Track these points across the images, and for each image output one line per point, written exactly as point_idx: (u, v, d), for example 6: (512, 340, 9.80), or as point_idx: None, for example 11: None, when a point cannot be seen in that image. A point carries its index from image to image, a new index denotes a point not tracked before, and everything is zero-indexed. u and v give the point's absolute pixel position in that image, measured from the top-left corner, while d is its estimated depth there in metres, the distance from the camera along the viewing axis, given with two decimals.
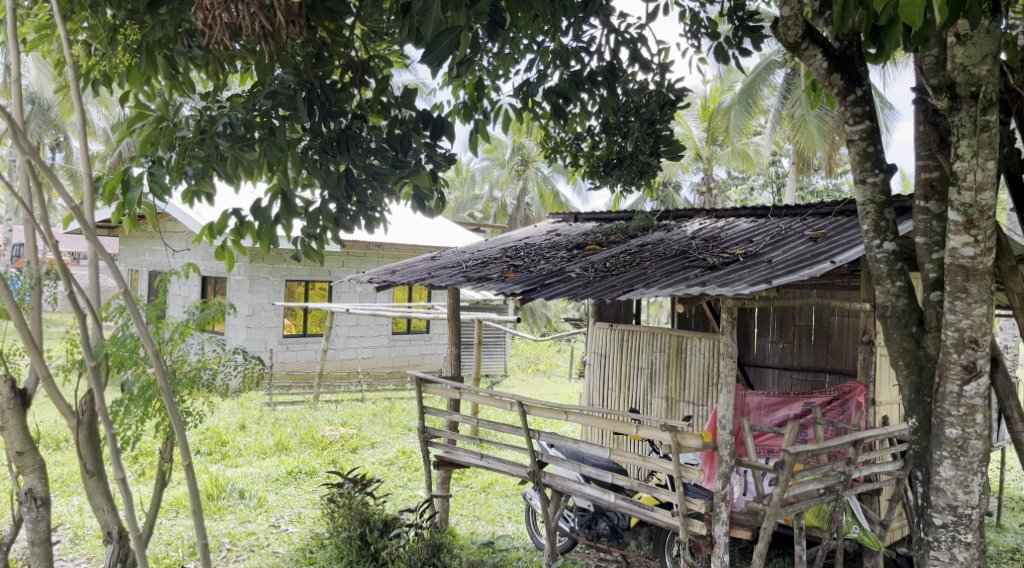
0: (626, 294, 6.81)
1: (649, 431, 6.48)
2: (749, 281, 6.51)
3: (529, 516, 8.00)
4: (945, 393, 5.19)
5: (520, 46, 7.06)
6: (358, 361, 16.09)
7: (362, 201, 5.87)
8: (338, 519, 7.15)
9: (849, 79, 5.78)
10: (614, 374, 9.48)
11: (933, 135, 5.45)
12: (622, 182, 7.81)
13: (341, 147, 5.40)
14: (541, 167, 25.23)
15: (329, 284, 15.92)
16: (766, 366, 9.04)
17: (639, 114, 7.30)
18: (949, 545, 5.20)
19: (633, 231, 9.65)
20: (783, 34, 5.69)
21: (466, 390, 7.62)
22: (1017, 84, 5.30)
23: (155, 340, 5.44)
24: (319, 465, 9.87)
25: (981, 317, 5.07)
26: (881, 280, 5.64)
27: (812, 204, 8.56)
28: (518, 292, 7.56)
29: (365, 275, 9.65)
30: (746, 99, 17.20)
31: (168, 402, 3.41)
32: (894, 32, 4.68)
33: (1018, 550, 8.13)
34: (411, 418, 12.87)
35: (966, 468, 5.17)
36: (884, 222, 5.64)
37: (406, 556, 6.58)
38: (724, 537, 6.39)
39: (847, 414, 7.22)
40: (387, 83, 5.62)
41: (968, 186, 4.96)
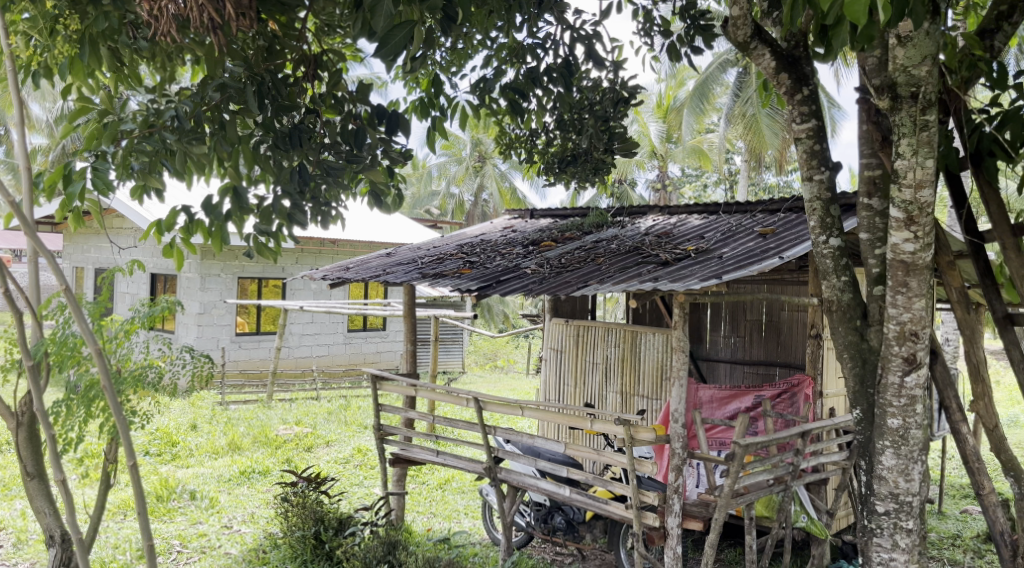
0: (580, 291, 6.85)
1: (603, 425, 6.56)
2: (699, 277, 6.60)
3: (486, 512, 8.05)
4: (887, 383, 5.34)
5: (474, 42, 7.10)
6: (313, 359, 16.03)
7: (316, 198, 5.81)
8: (292, 518, 7.13)
9: (797, 78, 5.88)
10: (570, 369, 9.56)
11: (876, 134, 5.58)
12: (577, 178, 7.87)
13: (293, 141, 5.44)
14: (497, 163, 25.32)
15: (283, 281, 15.81)
16: (719, 360, 9.19)
17: (594, 110, 7.44)
18: (891, 532, 5.35)
19: (588, 228, 9.73)
20: (732, 33, 5.85)
21: (423, 387, 7.63)
22: (955, 85, 5.41)
23: (98, 338, 5.44)
24: (273, 465, 9.83)
25: (921, 311, 5.23)
26: (826, 276, 5.77)
27: (761, 201, 8.71)
28: (473, 288, 7.59)
29: (318, 272, 9.60)
30: (699, 98, 17.41)
31: (112, 403, 3.28)
32: (841, 30, 4.72)
33: (958, 536, 8.38)
34: (366, 416, 12.85)
35: (907, 456, 5.32)
36: (830, 219, 5.77)
37: (360, 555, 6.59)
38: (676, 528, 6.52)
39: (796, 406, 7.43)
40: (340, 79, 5.70)
41: (908, 184, 5.11)
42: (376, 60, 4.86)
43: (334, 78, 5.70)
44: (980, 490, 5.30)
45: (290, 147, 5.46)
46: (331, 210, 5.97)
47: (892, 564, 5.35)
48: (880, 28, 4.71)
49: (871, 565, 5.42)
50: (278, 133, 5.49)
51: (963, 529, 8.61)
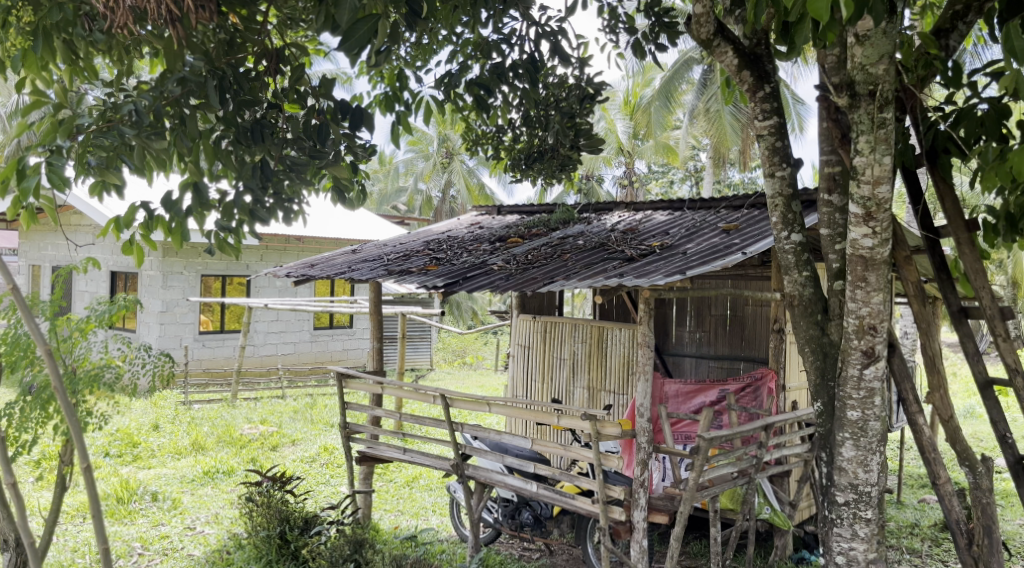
0: (546, 287, 6.88)
1: (569, 420, 6.59)
2: (664, 273, 6.65)
3: (453, 509, 8.07)
4: (846, 376, 5.44)
5: (439, 37, 7.11)
6: (278, 357, 15.94)
7: (279, 193, 5.72)
8: (256, 518, 7.08)
9: (759, 76, 5.95)
10: (538, 365, 9.60)
11: (835, 131, 5.66)
12: (544, 174, 7.89)
13: (255, 136, 5.45)
14: (465, 160, 25.31)
15: (247, 278, 15.68)
16: (684, 355, 9.27)
17: (560, 107, 7.46)
18: (851, 521, 5.44)
19: (555, 224, 9.77)
20: (696, 30, 5.90)
21: (390, 384, 7.62)
22: (912, 83, 5.50)
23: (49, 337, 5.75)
24: (238, 465, 9.77)
25: (880, 305, 5.32)
26: (788, 271, 5.85)
27: (725, 197, 8.79)
28: (440, 285, 7.59)
29: (283, 269, 9.54)
30: (664, 96, 17.53)
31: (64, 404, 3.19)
32: (802, 28, 4.76)
33: (916, 525, 8.54)
34: (333, 414, 12.79)
35: (866, 448, 5.41)
36: (791, 214, 5.85)
37: (326, 555, 6.57)
38: (642, 522, 6.58)
39: (759, 400, 7.53)
40: (302, 74, 5.61)
41: (867, 180, 5.18)
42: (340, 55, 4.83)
43: (297, 73, 5.66)
44: (937, 479, 5.40)
45: (252, 143, 5.48)
46: (294, 204, 5.92)
47: (852, 553, 5.43)
48: (841, 25, 4.76)
49: (832, 554, 5.51)
50: (240, 127, 5.47)
51: (921, 518, 8.77)
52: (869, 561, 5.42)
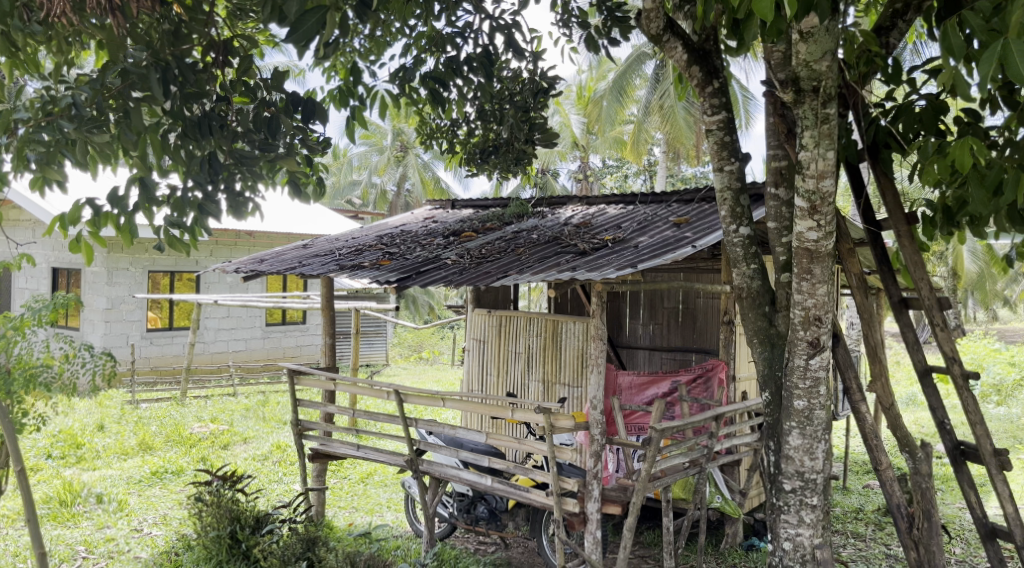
0: (500, 281, 6.90)
1: (524, 414, 6.62)
2: (616, 266, 6.71)
3: (408, 505, 8.06)
4: (792, 366, 5.54)
5: (392, 30, 7.09)
6: (229, 354, 15.78)
7: (230, 187, 5.53)
8: (206, 518, 7.00)
9: (708, 71, 6.02)
10: (493, 359, 9.62)
11: (782, 126, 5.75)
12: (499, 169, 7.91)
13: (202, 130, 5.37)
14: (420, 153, 25.23)
15: (196, 275, 15.48)
16: (638, 347, 9.36)
17: (514, 100, 7.47)
18: (797, 508, 5.55)
19: (509, 218, 9.79)
20: (646, 25, 5.97)
21: (344, 380, 7.57)
22: (854, 80, 5.61)
23: None
24: (187, 464, 9.67)
25: (824, 296, 5.43)
26: (736, 263, 5.93)
27: (677, 191, 8.89)
28: (393, 280, 7.57)
29: (232, 264, 9.42)
30: (617, 90, 17.64)
31: None
32: (750, 25, 4.88)
33: (861, 511, 8.75)
34: (285, 412, 12.74)
35: (812, 436, 5.52)
36: (739, 208, 5.93)
37: (279, 553, 6.53)
38: (596, 513, 6.63)
39: (710, 391, 7.64)
40: (251, 64, 5.51)
41: (811, 174, 5.28)
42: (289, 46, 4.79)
43: (245, 64, 5.57)
44: (879, 465, 5.52)
45: (201, 136, 5.39)
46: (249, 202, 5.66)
47: (798, 539, 5.54)
48: (787, 23, 4.85)
49: (779, 541, 5.60)
50: (188, 121, 5.40)
51: (865, 503, 8.99)
52: (814, 547, 5.53)
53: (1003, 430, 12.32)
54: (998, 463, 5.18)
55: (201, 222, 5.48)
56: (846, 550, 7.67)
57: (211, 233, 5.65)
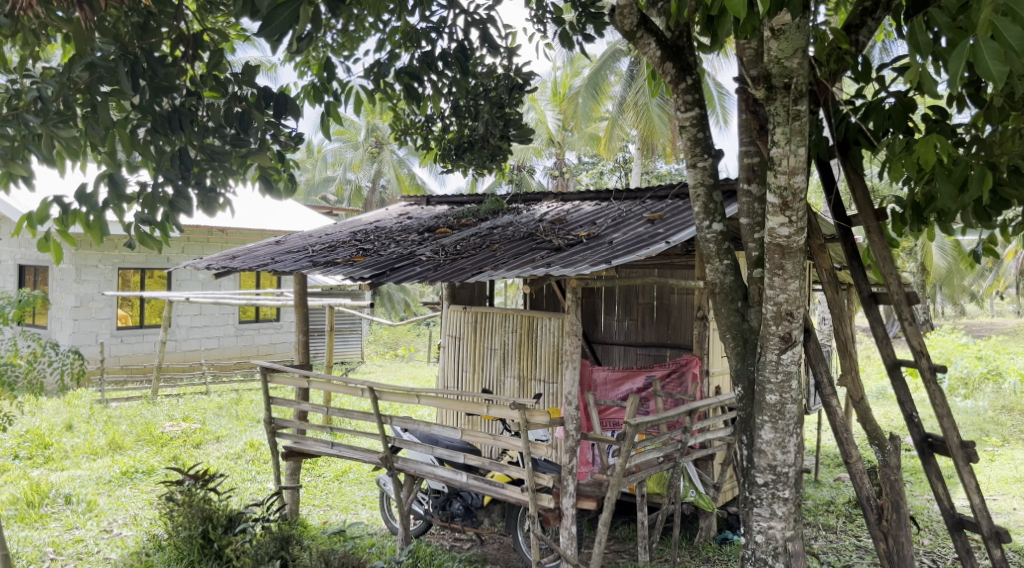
0: (475, 277, 6.89)
1: (499, 410, 6.61)
2: (590, 262, 6.72)
3: (383, 502, 8.04)
4: (764, 361, 5.57)
5: (365, 24, 7.05)
6: (201, 352, 15.66)
7: (201, 183, 5.40)
8: (177, 518, 6.94)
9: (681, 68, 6.03)
10: (468, 355, 9.61)
11: (754, 123, 5.78)
12: (474, 165, 7.89)
13: (174, 125, 5.28)
14: (395, 149, 25.13)
15: (167, 272, 15.34)
16: (613, 343, 9.38)
17: (489, 96, 7.45)
18: (769, 501, 5.59)
19: (484, 215, 9.78)
20: (619, 22, 5.98)
21: (318, 378, 7.52)
22: (825, 78, 5.64)
23: None
24: (158, 463, 9.60)
25: (796, 291, 5.47)
26: (709, 259, 5.95)
27: (650, 188, 8.92)
28: (367, 277, 7.54)
29: (203, 261, 9.34)
30: (592, 87, 17.67)
31: None
32: (724, 22, 4.86)
33: (833, 503, 8.84)
34: (259, 409, 12.67)
35: (784, 430, 5.56)
36: (713, 204, 5.96)
37: (252, 552, 6.49)
38: (570, 509, 6.63)
39: (684, 385, 7.69)
40: (222, 59, 5.53)
41: (783, 171, 5.32)
42: (261, 40, 4.74)
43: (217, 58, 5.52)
44: (849, 458, 5.58)
45: (172, 131, 5.31)
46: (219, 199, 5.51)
47: (771, 532, 5.58)
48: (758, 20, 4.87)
49: (752, 534, 5.64)
50: (157, 116, 5.32)
51: (836, 495, 9.09)
52: (786, 539, 5.57)
53: (970, 423, 12.49)
54: (965, 454, 5.25)
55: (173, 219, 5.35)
56: (817, 542, 7.74)
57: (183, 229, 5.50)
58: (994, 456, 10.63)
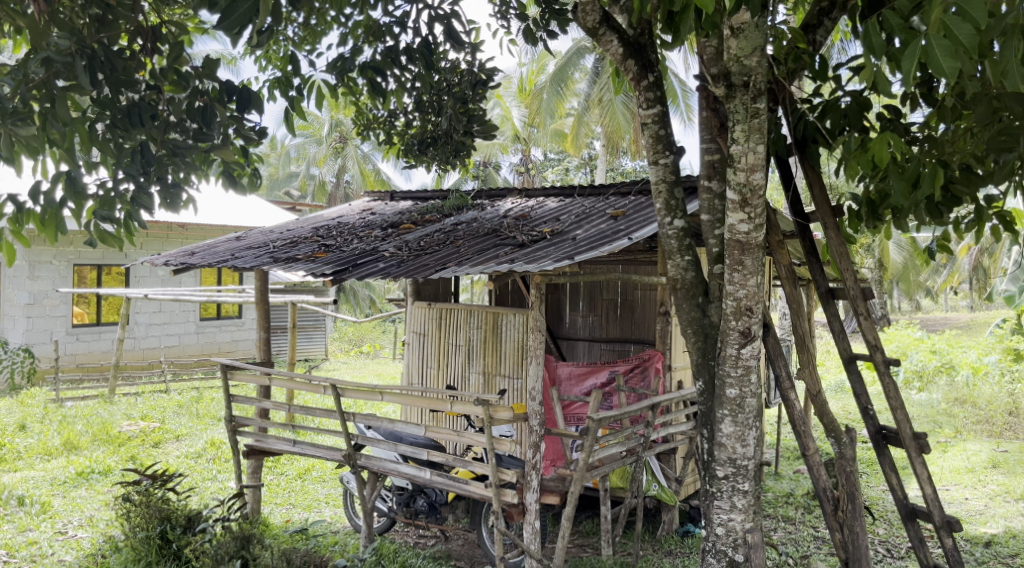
0: (438, 273, 6.87)
1: (463, 406, 6.60)
2: (553, 258, 6.74)
3: (346, 500, 8.01)
4: (724, 355, 5.62)
5: (328, 18, 6.99)
6: (161, 349, 15.50)
7: (163, 179, 5.34)
8: (134, 519, 6.86)
9: (643, 65, 6.05)
10: (432, 351, 9.59)
11: (714, 120, 5.83)
12: (439, 160, 7.87)
13: (133, 120, 5.25)
14: (360, 145, 24.89)
15: (126, 268, 15.14)
16: (577, 339, 9.42)
17: (452, 92, 7.43)
18: (730, 494, 5.65)
19: (448, 211, 9.76)
20: (581, 19, 6.00)
21: (280, 375, 7.45)
22: (783, 76, 5.69)
23: None
24: (115, 463, 9.49)
25: (755, 287, 5.53)
26: (671, 255, 5.98)
27: (614, 184, 8.96)
28: (328, 273, 7.50)
29: (162, 257, 9.23)
30: (558, 82, 17.64)
31: None
32: (687, 18, 4.72)
33: (792, 495, 8.97)
34: (220, 408, 12.57)
35: (743, 423, 5.62)
36: (674, 201, 5.99)
37: (211, 552, 6.44)
38: (534, 504, 6.63)
39: (647, 380, 7.75)
40: (182, 52, 5.32)
41: (742, 167, 5.36)
42: (221, 34, 4.70)
43: (175, 51, 5.31)
44: (806, 450, 5.66)
45: (130, 126, 5.27)
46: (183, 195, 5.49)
47: (731, 524, 5.64)
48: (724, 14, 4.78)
49: (713, 526, 5.70)
50: (117, 111, 5.26)
51: (796, 488, 9.21)
52: (746, 531, 5.63)
53: (925, 416, 12.71)
54: (918, 446, 5.35)
55: (134, 216, 5.37)
56: (776, 534, 7.83)
57: (143, 227, 5.51)
58: (947, 447, 10.82)
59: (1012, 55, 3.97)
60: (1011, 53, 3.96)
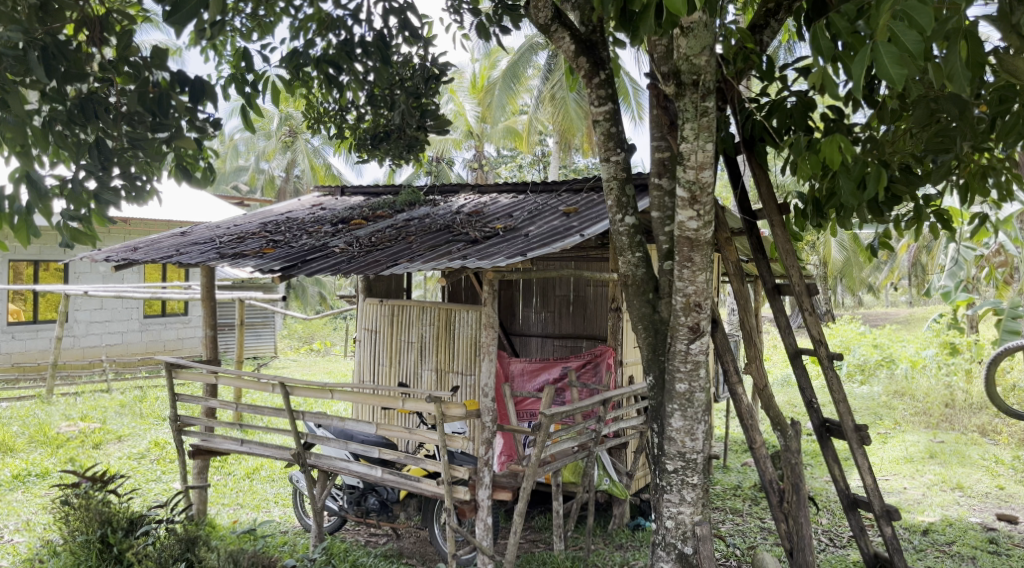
0: (390, 269, 6.84)
1: (415, 403, 6.56)
2: (506, 254, 6.75)
3: (296, 500, 7.94)
4: (674, 351, 5.69)
5: (279, 10, 6.90)
6: (102, 347, 15.18)
7: (126, 169, 5.32)
8: (73, 523, 6.68)
9: (594, 62, 6.08)
10: (384, 349, 9.54)
11: (665, 118, 5.88)
12: (391, 155, 7.82)
13: (87, 114, 5.07)
14: (309, 139, 24.50)
15: (64, 264, 14.80)
16: (531, 335, 9.45)
17: (405, 87, 7.39)
18: (679, 487, 5.72)
19: (399, 206, 9.71)
20: (534, 15, 6.02)
21: (229, 374, 7.33)
22: (732, 75, 5.77)
23: None
24: (53, 465, 9.27)
25: (703, 283, 5.60)
26: (622, 252, 6.02)
27: (566, 181, 9.00)
28: (277, 269, 7.40)
29: (103, 253, 9.05)
30: (510, 78, 17.62)
31: None
32: (647, 17, 4.67)
33: (740, 487, 9.11)
34: (165, 407, 12.35)
35: (692, 417, 5.69)
36: (625, 198, 6.03)
37: (154, 555, 6.32)
38: (486, 500, 6.63)
39: (599, 375, 7.80)
40: (131, 41, 5.24)
41: (692, 165, 5.43)
42: (169, 27, 4.61)
43: (124, 40, 5.24)
44: (753, 444, 5.77)
45: (86, 121, 5.11)
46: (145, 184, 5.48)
47: (680, 517, 5.71)
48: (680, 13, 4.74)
49: (662, 519, 5.77)
50: (69, 106, 5.09)
51: (743, 480, 9.36)
52: (695, 523, 5.70)
53: (866, 408, 13.01)
54: (860, 437, 5.49)
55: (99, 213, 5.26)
56: (724, 526, 7.95)
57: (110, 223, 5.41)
58: (887, 439, 11.09)
59: (957, 59, 4.06)
60: (957, 57, 4.07)
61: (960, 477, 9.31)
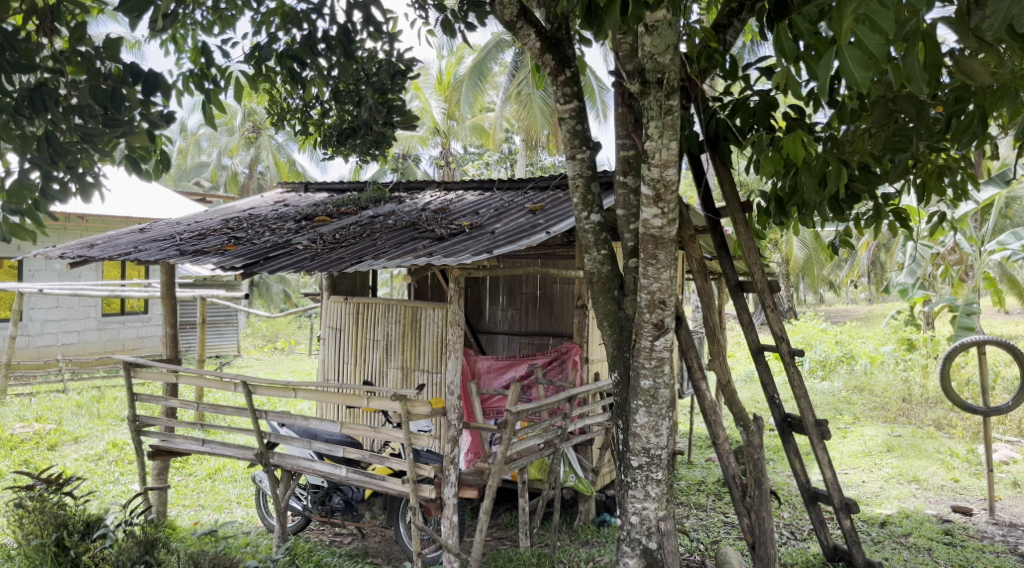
0: (354, 267, 6.77)
1: (379, 402, 6.50)
2: (472, 252, 6.71)
3: (259, 500, 7.87)
4: (639, 347, 5.68)
5: (241, 4, 6.80)
6: (58, 346, 14.95)
7: (73, 168, 5.12)
8: (28, 526, 6.56)
9: (560, 60, 6.06)
10: (349, 347, 9.47)
11: (629, 116, 5.87)
12: (357, 152, 7.73)
13: (34, 106, 4.95)
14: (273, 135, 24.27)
15: (19, 262, 14.55)
16: (497, 332, 9.43)
17: (371, 82, 7.30)
18: (643, 483, 5.73)
19: (365, 203, 9.64)
20: (499, 12, 5.99)
21: (191, 373, 7.23)
22: (696, 73, 5.78)
23: None
24: (8, 467, 9.10)
25: (668, 280, 5.61)
26: (587, 250, 6.02)
27: (532, 178, 8.97)
28: (239, 266, 7.30)
29: (58, 250, 8.87)
30: (477, 76, 17.52)
31: None
32: (612, 12, 4.62)
33: (704, 482, 9.17)
34: (123, 408, 12.18)
35: (657, 414, 5.70)
36: (591, 196, 6.02)
37: (112, 557, 6.19)
38: (452, 498, 6.59)
39: (565, 372, 7.80)
40: (84, 33, 5.13)
41: (656, 163, 5.42)
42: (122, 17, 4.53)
43: (78, 31, 5.13)
44: (716, 439, 5.81)
45: (33, 113, 4.98)
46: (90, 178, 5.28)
47: (644, 513, 5.73)
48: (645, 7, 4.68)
49: (627, 515, 5.78)
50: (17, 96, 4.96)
51: (707, 476, 9.42)
52: (659, 519, 5.72)
53: (826, 403, 13.16)
54: (820, 432, 5.55)
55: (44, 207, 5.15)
56: (688, 520, 7.99)
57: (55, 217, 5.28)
58: (846, 433, 11.22)
59: (915, 60, 4.09)
60: (916, 59, 4.09)
61: (917, 470, 9.44)
